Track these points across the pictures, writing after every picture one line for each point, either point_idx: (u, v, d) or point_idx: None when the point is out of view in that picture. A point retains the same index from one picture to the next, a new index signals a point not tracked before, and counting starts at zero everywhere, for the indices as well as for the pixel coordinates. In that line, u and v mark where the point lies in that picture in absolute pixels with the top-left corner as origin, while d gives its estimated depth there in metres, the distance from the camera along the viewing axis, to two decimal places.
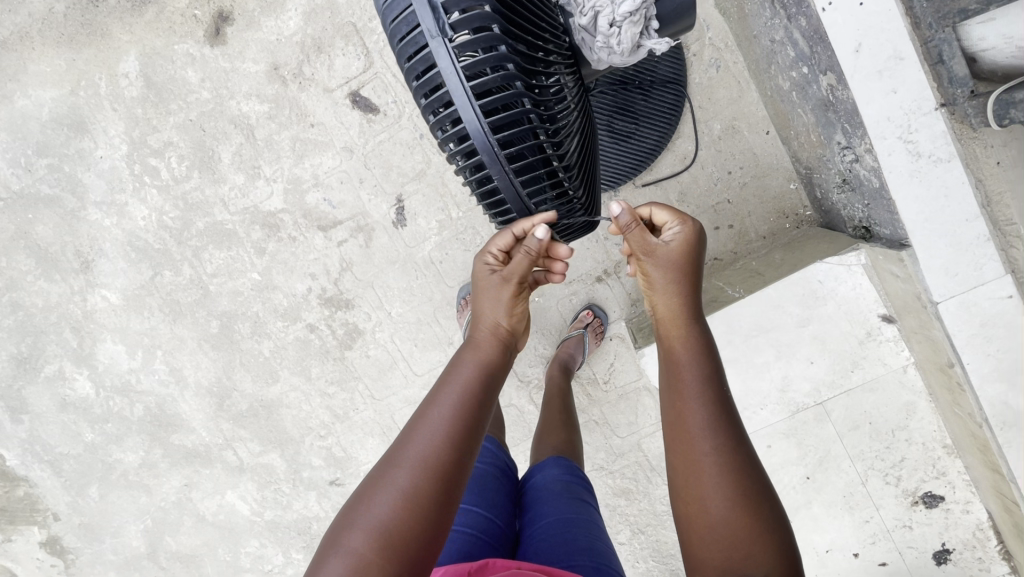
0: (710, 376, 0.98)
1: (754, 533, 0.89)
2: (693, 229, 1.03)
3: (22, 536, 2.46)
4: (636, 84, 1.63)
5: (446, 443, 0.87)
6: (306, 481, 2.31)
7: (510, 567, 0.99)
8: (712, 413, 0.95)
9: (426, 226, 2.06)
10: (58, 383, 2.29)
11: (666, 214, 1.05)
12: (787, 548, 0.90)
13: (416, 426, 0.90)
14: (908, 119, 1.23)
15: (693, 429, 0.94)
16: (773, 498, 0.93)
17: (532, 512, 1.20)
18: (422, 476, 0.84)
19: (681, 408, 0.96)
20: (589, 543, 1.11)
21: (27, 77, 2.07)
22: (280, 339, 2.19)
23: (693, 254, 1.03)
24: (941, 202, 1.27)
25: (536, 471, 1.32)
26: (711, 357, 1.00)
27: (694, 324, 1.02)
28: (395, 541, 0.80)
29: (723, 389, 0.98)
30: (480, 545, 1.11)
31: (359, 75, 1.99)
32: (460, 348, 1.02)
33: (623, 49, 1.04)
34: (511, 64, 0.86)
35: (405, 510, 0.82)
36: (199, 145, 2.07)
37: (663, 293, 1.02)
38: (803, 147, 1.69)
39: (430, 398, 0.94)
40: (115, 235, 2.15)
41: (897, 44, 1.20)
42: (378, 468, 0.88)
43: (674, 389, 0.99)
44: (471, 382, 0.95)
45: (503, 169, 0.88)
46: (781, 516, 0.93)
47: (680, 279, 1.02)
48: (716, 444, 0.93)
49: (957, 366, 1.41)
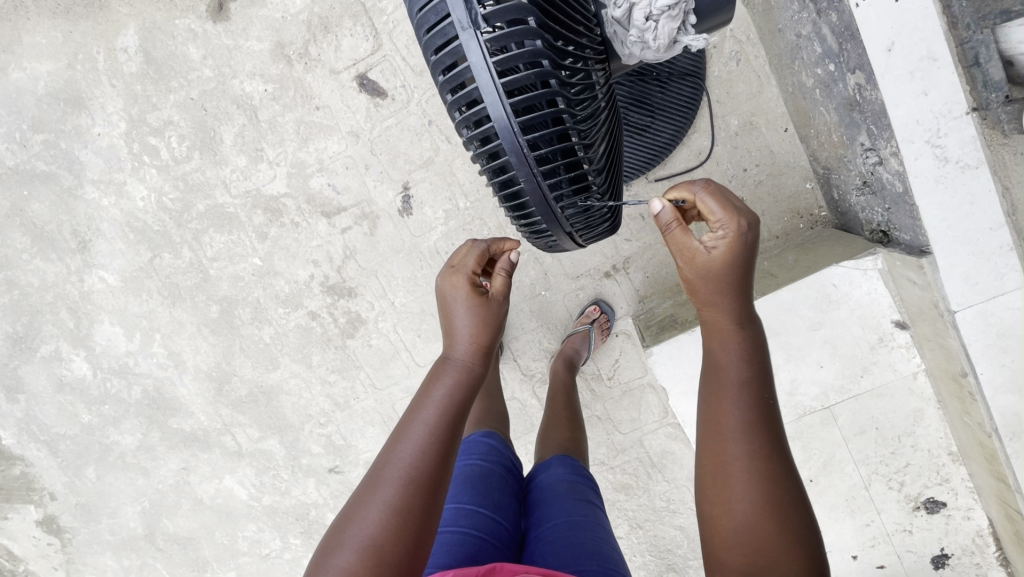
0: (751, 380, 0.95)
1: (780, 541, 0.86)
2: (745, 228, 0.95)
3: (18, 515, 2.45)
4: (653, 76, 1.54)
5: (426, 460, 0.89)
6: (305, 468, 2.30)
7: (518, 571, 0.96)
8: (750, 414, 0.93)
9: (432, 216, 2.02)
10: (55, 364, 2.26)
11: (719, 210, 0.95)
12: (814, 563, 0.87)
13: (396, 441, 0.91)
14: (939, 123, 1.19)
15: (730, 429, 0.92)
16: (806, 511, 0.91)
17: (538, 513, 1.18)
18: (416, 495, 0.86)
19: (719, 406, 0.94)
20: (596, 546, 1.09)
21: (22, 49, 2.00)
22: (281, 326, 2.15)
23: (743, 257, 0.96)
24: (966, 209, 1.24)
25: (542, 470, 1.31)
26: (758, 360, 0.97)
27: (743, 327, 0.98)
28: (389, 558, 0.81)
29: (767, 394, 0.96)
30: (486, 548, 1.09)
31: (367, 57, 1.93)
32: (435, 368, 1.01)
33: (659, 44, 1.01)
34: (545, 60, 0.82)
35: (394, 524, 0.83)
36: (200, 124, 2.01)
37: (711, 301, 0.98)
38: (823, 147, 1.65)
39: (409, 414, 0.95)
40: (113, 215, 2.10)
41: (932, 45, 1.15)
42: (365, 485, 0.88)
43: (712, 386, 0.97)
44: (453, 393, 0.96)
45: (531, 171, 0.85)
46: (812, 528, 0.90)
47: (725, 282, 0.96)
48: (751, 447, 0.91)
49: (970, 376, 1.39)
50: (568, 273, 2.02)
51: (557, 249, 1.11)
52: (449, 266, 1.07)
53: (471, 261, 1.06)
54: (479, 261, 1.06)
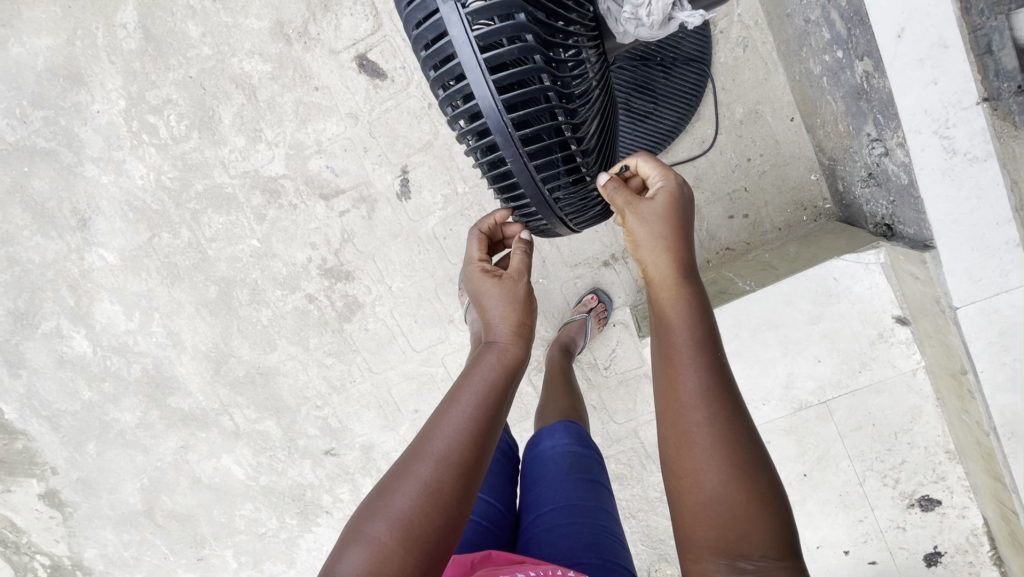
0: (702, 342, 0.90)
1: (751, 509, 0.83)
2: (679, 182, 1.00)
3: (21, 488, 2.49)
4: (658, 61, 1.53)
5: (460, 441, 0.89)
6: (301, 450, 2.32)
7: (512, 561, 0.98)
8: (708, 381, 0.88)
9: (431, 200, 2.00)
10: (56, 340, 2.27)
11: (652, 166, 1.01)
12: (787, 529, 0.85)
13: (438, 420, 0.92)
14: (947, 113, 1.15)
15: (685, 399, 0.87)
16: (774, 477, 0.87)
17: (539, 490, 1.17)
18: (449, 477, 0.85)
19: (673, 374, 0.89)
20: (595, 536, 1.08)
21: (21, 24, 1.99)
22: (279, 308, 2.16)
23: (681, 208, 0.99)
24: (972, 203, 1.20)
25: (546, 436, 1.27)
26: (707, 320, 0.93)
27: (688, 282, 0.95)
28: (419, 534, 0.81)
29: (721, 358, 0.91)
30: (482, 532, 1.13)
31: (367, 37, 1.90)
32: (479, 352, 1.03)
33: (652, 21, 0.97)
34: (530, 34, 0.80)
35: (427, 503, 0.83)
36: (199, 103, 2.00)
37: (651, 249, 0.96)
38: (829, 137, 1.62)
39: (451, 396, 0.96)
40: (113, 193, 2.10)
41: (943, 31, 1.11)
42: (398, 466, 0.88)
43: (667, 356, 0.91)
44: (491, 374, 0.98)
45: (517, 151, 0.85)
46: (780, 492, 0.87)
47: (665, 233, 0.96)
48: (710, 414, 0.86)
49: (970, 374, 1.37)
50: (567, 261, 2.01)
51: (549, 233, 1.11)
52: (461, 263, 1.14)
53: (475, 251, 1.12)
54: (482, 247, 1.13)
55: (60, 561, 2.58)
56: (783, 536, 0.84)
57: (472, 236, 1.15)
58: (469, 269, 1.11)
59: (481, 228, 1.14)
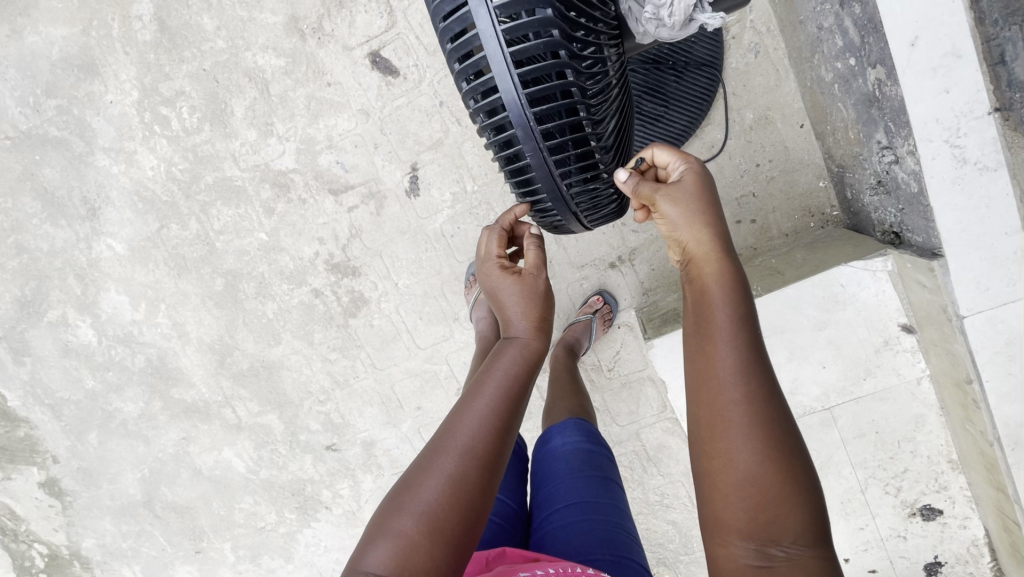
0: (742, 319, 0.91)
1: (783, 493, 0.82)
2: (697, 163, 1.02)
3: (21, 476, 2.49)
4: (670, 64, 1.55)
5: (484, 433, 0.89)
6: (302, 445, 2.32)
7: (525, 557, 1.00)
8: (744, 358, 0.88)
9: (439, 198, 2.01)
10: (61, 329, 2.28)
11: (669, 154, 1.03)
12: (819, 515, 0.83)
13: (462, 412, 0.93)
14: (958, 122, 1.16)
15: (722, 374, 0.87)
16: (809, 463, 0.85)
17: (551, 488, 1.18)
18: (472, 467, 0.86)
19: (710, 350, 0.89)
20: (608, 533, 1.08)
21: (37, 13, 2.00)
22: (284, 302, 2.16)
23: (707, 187, 1.00)
24: (981, 212, 1.20)
25: (556, 433, 1.28)
26: (745, 298, 0.93)
27: (728, 259, 0.96)
28: (444, 526, 0.81)
29: (758, 338, 0.91)
30: (497, 531, 1.15)
31: (381, 34, 1.91)
32: (498, 347, 1.05)
33: (673, 22, 0.98)
34: (556, 30, 0.81)
35: (451, 492, 0.83)
36: (212, 96, 2.01)
37: (684, 228, 0.97)
38: (839, 144, 1.62)
39: (473, 388, 0.97)
40: (123, 184, 2.11)
41: (957, 41, 1.11)
42: (421, 460, 0.88)
43: (704, 333, 0.91)
44: (513, 366, 0.99)
45: (537, 146, 0.86)
46: (814, 479, 0.85)
47: (701, 210, 0.97)
48: (746, 393, 0.85)
49: (975, 383, 1.37)
50: (573, 262, 2.01)
51: (562, 231, 1.12)
52: (478, 258, 1.14)
53: (495, 246, 1.12)
54: (501, 244, 1.13)
55: (58, 550, 2.59)
56: (815, 522, 0.83)
57: (490, 232, 1.15)
58: (489, 265, 1.11)
59: (502, 225, 1.14)
